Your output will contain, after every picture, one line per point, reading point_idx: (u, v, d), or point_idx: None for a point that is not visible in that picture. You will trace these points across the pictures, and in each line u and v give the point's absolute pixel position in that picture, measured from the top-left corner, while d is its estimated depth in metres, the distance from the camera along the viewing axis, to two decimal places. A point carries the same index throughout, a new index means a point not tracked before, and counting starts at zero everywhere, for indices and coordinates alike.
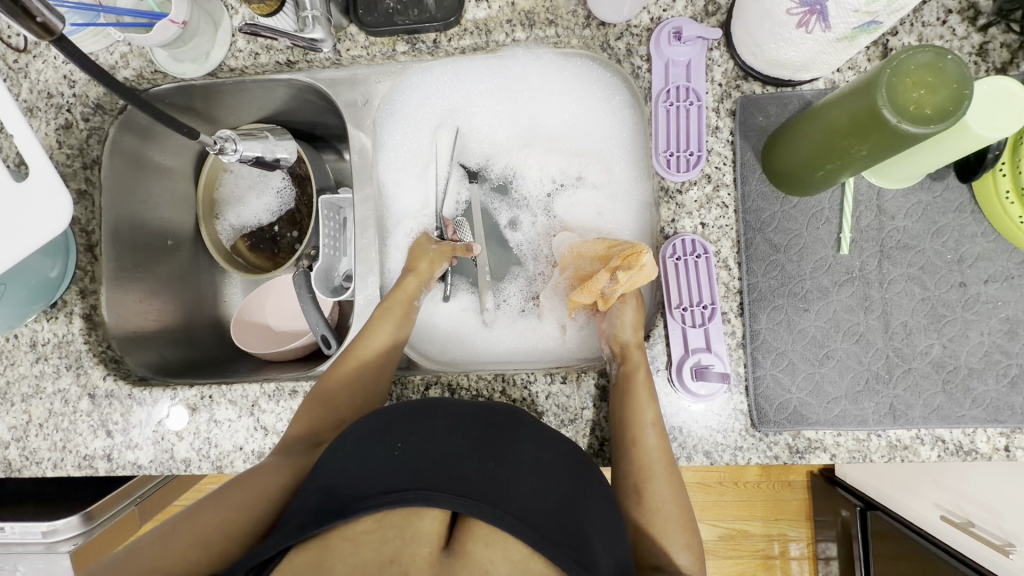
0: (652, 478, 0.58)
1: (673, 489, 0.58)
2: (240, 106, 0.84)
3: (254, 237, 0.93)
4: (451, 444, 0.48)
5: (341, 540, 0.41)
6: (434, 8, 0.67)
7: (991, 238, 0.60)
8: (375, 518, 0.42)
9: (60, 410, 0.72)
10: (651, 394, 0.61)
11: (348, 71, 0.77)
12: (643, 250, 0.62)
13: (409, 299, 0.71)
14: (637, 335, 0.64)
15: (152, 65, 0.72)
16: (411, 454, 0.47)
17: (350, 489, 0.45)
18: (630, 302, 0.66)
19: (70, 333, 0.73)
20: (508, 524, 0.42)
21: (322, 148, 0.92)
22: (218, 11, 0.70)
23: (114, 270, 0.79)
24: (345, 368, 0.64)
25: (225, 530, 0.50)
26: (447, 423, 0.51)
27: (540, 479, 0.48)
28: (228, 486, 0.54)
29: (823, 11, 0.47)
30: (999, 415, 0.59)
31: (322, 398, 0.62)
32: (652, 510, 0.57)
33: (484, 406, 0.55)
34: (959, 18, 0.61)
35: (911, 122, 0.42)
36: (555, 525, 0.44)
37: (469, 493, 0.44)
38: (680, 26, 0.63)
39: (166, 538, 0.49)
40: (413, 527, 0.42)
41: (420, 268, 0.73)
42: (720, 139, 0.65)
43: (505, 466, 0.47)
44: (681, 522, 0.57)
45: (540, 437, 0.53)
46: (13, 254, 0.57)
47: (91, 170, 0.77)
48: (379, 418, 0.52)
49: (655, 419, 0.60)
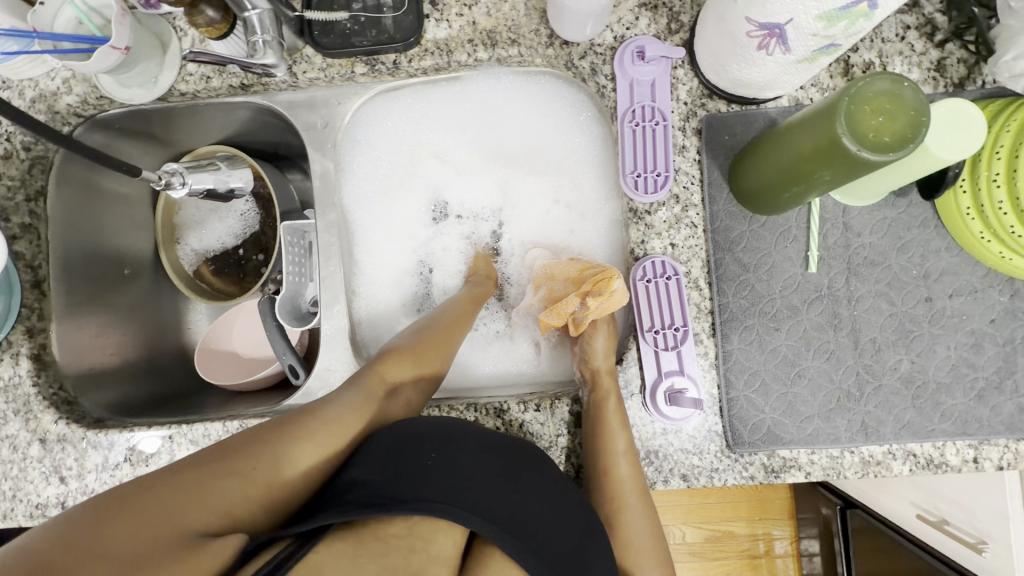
0: (626, 505, 0.58)
1: (645, 519, 0.58)
2: (196, 129, 0.81)
3: (218, 261, 0.90)
4: (479, 468, 0.47)
5: (372, 539, 0.40)
6: (392, 29, 0.65)
7: (955, 253, 0.61)
8: (407, 524, 0.41)
9: (8, 457, 0.68)
10: (623, 423, 0.60)
11: (307, 94, 0.74)
12: (613, 276, 0.62)
13: (474, 297, 0.71)
14: (608, 361, 0.63)
15: (97, 90, 0.68)
16: (449, 470, 0.46)
17: (387, 487, 0.43)
18: (600, 327, 0.66)
19: (17, 376, 0.69)
20: (521, 555, 0.43)
21: (285, 168, 0.88)
22: (166, 32, 0.67)
23: (66, 304, 0.75)
24: (437, 341, 0.64)
25: (264, 496, 0.45)
26: (473, 442, 0.50)
27: (550, 512, 0.49)
28: (282, 440, 0.47)
29: (783, 34, 0.46)
30: (968, 428, 0.60)
31: (415, 356, 0.61)
32: (627, 533, 0.58)
33: (508, 443, 0.53)
34: (917, 34, 0.61)
35: (870, 151, 0.42)
36: (560, 562, 0.45)
37: (493, 520, 0.44)
38: (644, 45, 0.63)
39: (205, 491, 0.42)
40: (437, 545, 0.42)
41: (492, 275, 0.76)
42: (687, 158, 0.64)
43: (526, 498, 0.48)
44: (654, 546, 0.58)
45: (549, 467, 0.54)
46: None
47: (35, 202, 0.73)
48: (434, 428, 0.51)
49: (627, 446, 0.59)
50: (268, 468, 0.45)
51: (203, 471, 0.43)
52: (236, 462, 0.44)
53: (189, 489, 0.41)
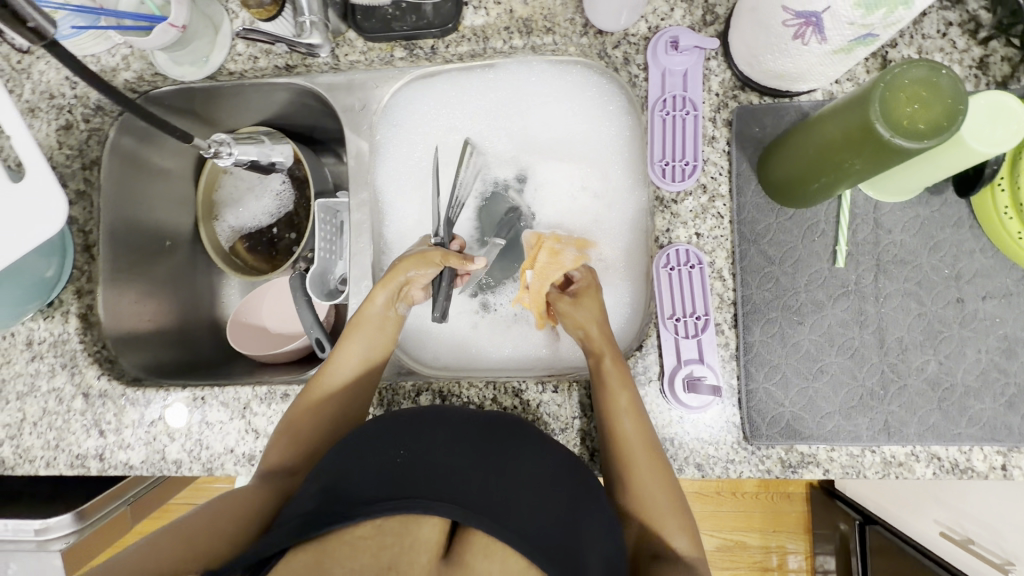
0: (637, 465, 0.57)
1: (660, 481, 0.57)
2: (240, 109, 0.84)
3: (253, 238, 0.93)
4: (449, 456, 0.48)
5: (336, 545, 0.40)
6: (431, 15, 0.68)
7: (990, 254, 0.60)
8: (374, 524, 0.41)
9: (54, 409, 0.72)
10: (630, 390, 0.60)
11: (347, 77, 0.77)
12: (540, 236, 0.73)
13: (377, 325, 0.67)
14: (611, 354, 0.62)
15: (153, 67, 0.72)
16: (415, 466, 0.46)
17: (355, 489, 0.45)
18: (561, 301, 0.68)
19: (65, 332, 0.73)
20: (504, 533, 0.42)
21: (321, 151, 0.91)
22: (218, 14, 0.71)
23: (112, 270, 0.79)
24: (312, 392, 0.64)
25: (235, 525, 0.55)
26: (446, 433, 0.51)
27: (536, 491, 0.47)
28: (225, 496, 0.57)
29: (819, 23, 0.46)
30: (996, 434, 0.58)
31: (299, 424, 0.62)
32: (643, 497, 0.56)
33: (494, 418, 0.56)
34: (960, 31, 0.61)
35: (904, 137, 0.42)
36: (551, 535, 0.44)
37: (470, 505, 0.43)
38: (678, 35, 0.64)
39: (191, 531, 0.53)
40: (412, 534, 0.41)
41: (388, 280, 0.68)
42: (716, 149, 0.64)
43: (506, 479, 0.47)
44: (676, 505, 0.56)
45: (542, 447, 0.53)
46: (19, 247, 0.60)
47: (89, 171, 0.78)
48: (401, 425, 0.52)
49: (631, 405, 0.59)
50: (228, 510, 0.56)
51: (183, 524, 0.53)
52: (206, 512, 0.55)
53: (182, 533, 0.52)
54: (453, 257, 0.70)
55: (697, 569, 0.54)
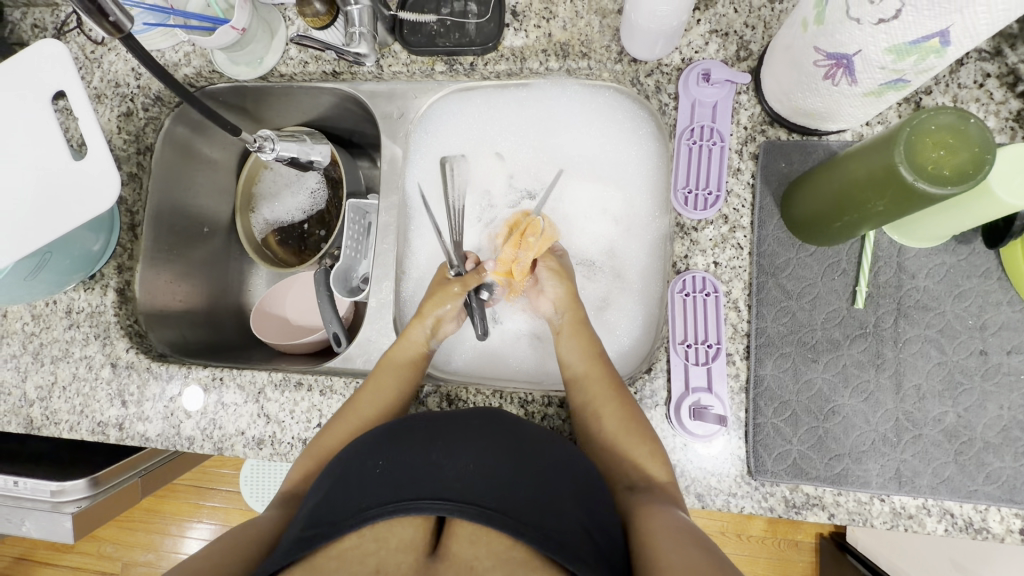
0: (596, 399, 0.62)
1: (624, 420, 0.60)
2: (286, 109, 0.89)
3: (285, 232, 0.97)
4: (420, 447, 0.49)
5: (326, 559, 0.43)
6: (473, 34, 0.71)
7: (1017, 307, 0.58)
8: (357, 535, 0.43)
9: (83, 375, 0.76)
10: (602, 359, 0.65)
11: (389, 86, 0.81)
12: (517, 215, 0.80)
13: (407, 360, 0.69)
14: (568, 286, 0.72)
15: (211, 65, 0.78)
16: (390, 470, 0.47)
17: (340, 506, 0.46)
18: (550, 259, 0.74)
19: (102, 304, 0.77)
20: (484, 515, 0.43)
21: (357, 154, 0.95)
22: (276, 21, 0.76)
23: (152, 250, 0.84)
24: (341, 424, 0.63)
25: (254, 547, 0.52)
26: (424, 433, 0.51)
27: (508, 460, 0.48)
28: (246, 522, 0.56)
29: (850, 65, 0.47)
30: (1015, 495, 0.56)
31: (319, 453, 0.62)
32: (614, 434, 0.59)
33: (481, 414, 0.55)
34: (997, 83, 0.60)
35: (927, 182, 0.42)
36: (535, 509, 0.44)
37: (452, 497, 0.44)
38: (709, 68, 0.65)
39: (222, 553, 0.50)
40: (398, 535, 0.43)
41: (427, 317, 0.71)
42: (740, 181, 0.65)
43: (479, 457, 0.48)
44: (645, 436, 0.59)
45: (523, 428, 0.54)
46: (74, 220, 0.65)
47: (143, 155, 0.83)
48: (375, 434, 0.53)
49: (591, 355, 0.65)
50: (251, 529, 0.54)
51: (211, 549, 0.51)
52: (232, 537, 0.53)
53: (214, 556, 0.50)
54: (470, 279, 0.74)
55: (672, 492, 0.56)
